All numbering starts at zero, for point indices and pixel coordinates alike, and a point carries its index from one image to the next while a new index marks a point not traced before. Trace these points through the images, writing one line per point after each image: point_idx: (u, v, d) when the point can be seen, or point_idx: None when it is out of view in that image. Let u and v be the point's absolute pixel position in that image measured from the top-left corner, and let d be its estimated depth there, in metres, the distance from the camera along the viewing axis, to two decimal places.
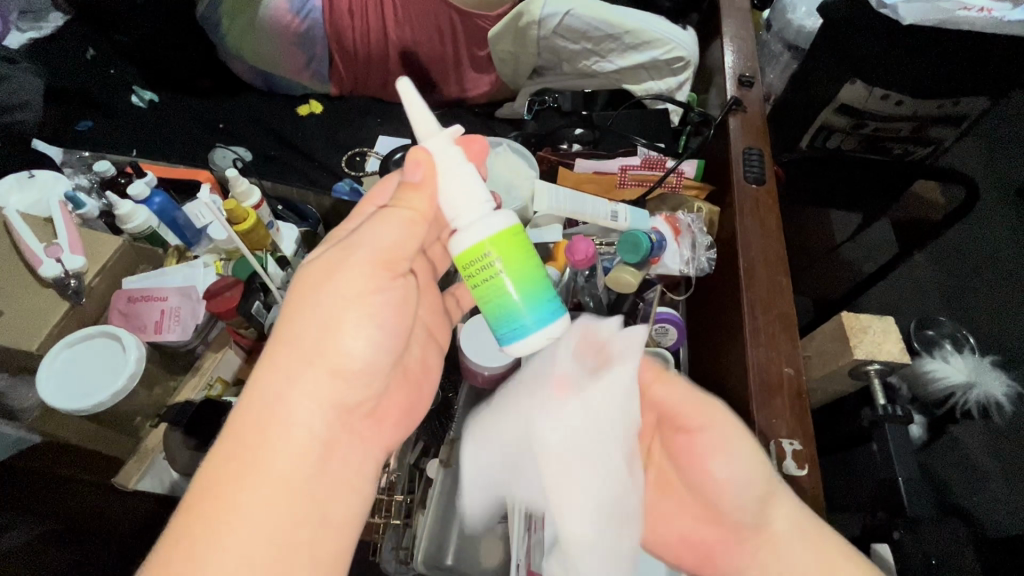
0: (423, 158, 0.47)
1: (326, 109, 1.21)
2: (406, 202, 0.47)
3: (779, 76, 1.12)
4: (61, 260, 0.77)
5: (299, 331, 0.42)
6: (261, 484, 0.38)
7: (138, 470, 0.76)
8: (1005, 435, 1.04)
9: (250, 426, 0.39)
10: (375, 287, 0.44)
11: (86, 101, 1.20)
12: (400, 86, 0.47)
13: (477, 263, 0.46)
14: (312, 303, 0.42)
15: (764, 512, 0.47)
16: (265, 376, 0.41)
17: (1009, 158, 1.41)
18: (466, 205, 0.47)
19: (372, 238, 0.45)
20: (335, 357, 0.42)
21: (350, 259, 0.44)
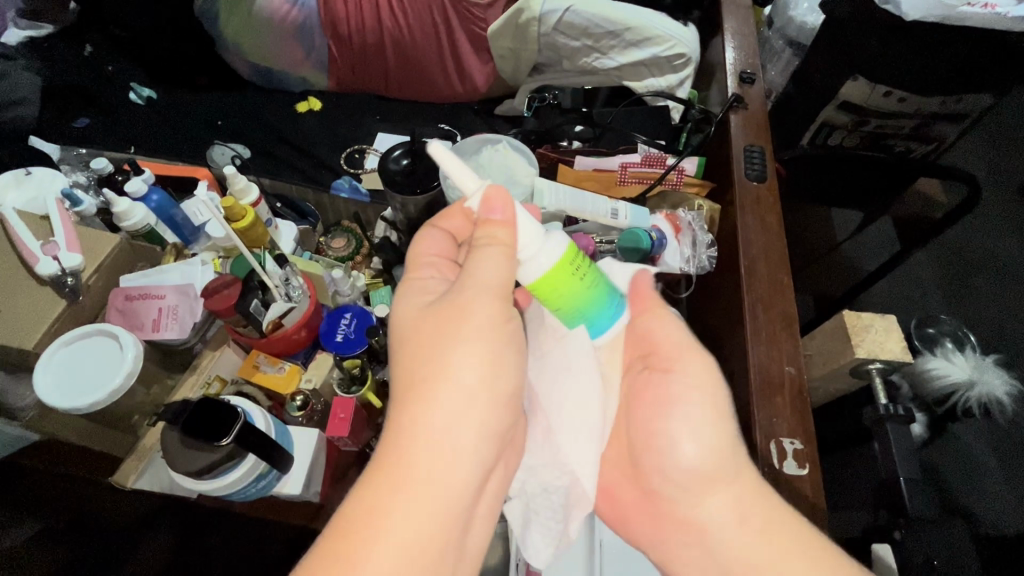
0: (499, 196, 0.45)
1: (325, 106, 1.20)
2: (497, 239, 0.45)
3: (781, 73, 1.12)
4: (58, 257, 0.77)
5: (437, 368, 0.42)
6: (416, 515, 0.38)
7: (136, 470, 0.79)
8: (1005, 434, 1.04)
9: (399, 460, 0.40)
10: (503, 319, 0.44)
11: (84, 97, 1.19)
12: (429, 152, 0.46)
13: (549, 285, 0.46)
14: (448, 342, 0.43)
15: (701, 491, 0.45)
16: (416, 415, 0.41)
17: (1011, 156, 1.40)
18: (532, 235, 0.45)
19: (494, 273, 0.44)
20: (474, 388, 0.42)
21: (478, 296, 0.44)
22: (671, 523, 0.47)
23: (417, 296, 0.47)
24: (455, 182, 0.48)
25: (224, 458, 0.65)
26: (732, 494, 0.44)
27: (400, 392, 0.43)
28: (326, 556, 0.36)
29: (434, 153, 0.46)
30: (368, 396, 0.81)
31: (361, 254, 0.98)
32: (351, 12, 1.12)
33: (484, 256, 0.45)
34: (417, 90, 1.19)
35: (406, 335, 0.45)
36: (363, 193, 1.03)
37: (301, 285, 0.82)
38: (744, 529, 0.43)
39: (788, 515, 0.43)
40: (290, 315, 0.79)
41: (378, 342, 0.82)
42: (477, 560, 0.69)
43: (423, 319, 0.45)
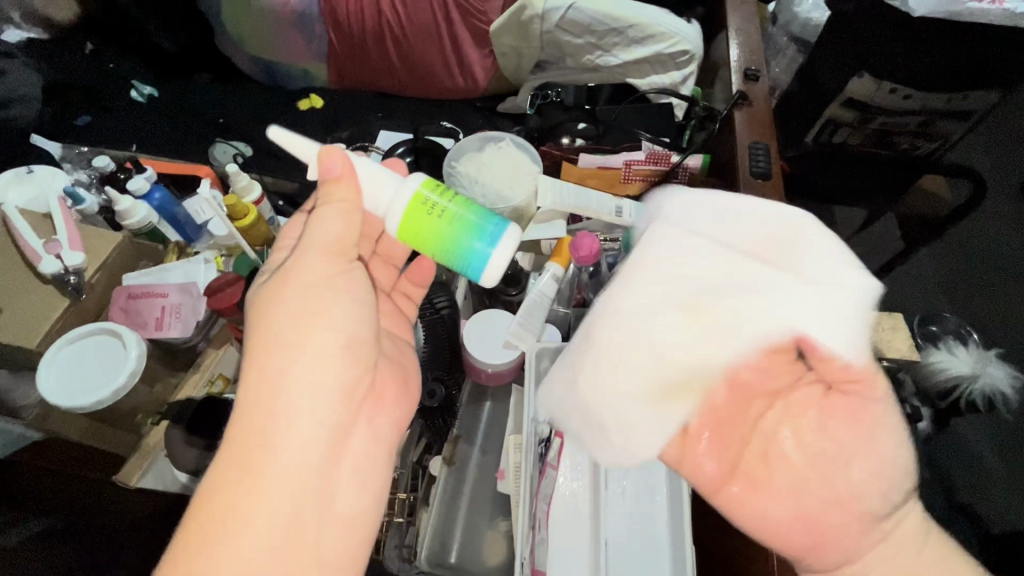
0: (335, 155, 0.50)
1: (327, 103, 1.20)
2: (334, 197, 0.49)
3: (785, 70, 1.11)
4: (61, 256, 0.77)
5: (270, 330, 0.44)
6: (270, 478, 0.39)
7: (139, 468, 0.79)
8: (1010, 430, 1.04)
9: (246, 428, 0.41)
10: (336, 272, 0.47)
11: (85, 96, 1.19)
12: (270, 134, 0.52)
13: (413, 230, 0.51)
14: (279, 305, 0.45)
15: (891, 516, 0.48)
16: (257, 381, 0.42)
17: (1015, 152, 1.39)
18: (380, 189, 0.52)
19: (323, 231, 0.47)
20: (305, 340, 0.43)
21: (306, 254, 0.47)
22: (865, 547, 0.48)
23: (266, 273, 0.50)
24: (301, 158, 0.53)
25: None
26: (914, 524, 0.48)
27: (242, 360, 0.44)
28: (198, 536, 0.37)
29: (273, 134, 0.52)
30: None
31: None
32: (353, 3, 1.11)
33: (320, 217, 0.48)
34: (419, 87, 1.18)
35: (251, 305, 0.47)
36: None
37: None
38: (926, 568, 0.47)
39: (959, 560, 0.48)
40: None
41: None
42: (480, 558, 0.69)
43: (262, 288, 0.47)
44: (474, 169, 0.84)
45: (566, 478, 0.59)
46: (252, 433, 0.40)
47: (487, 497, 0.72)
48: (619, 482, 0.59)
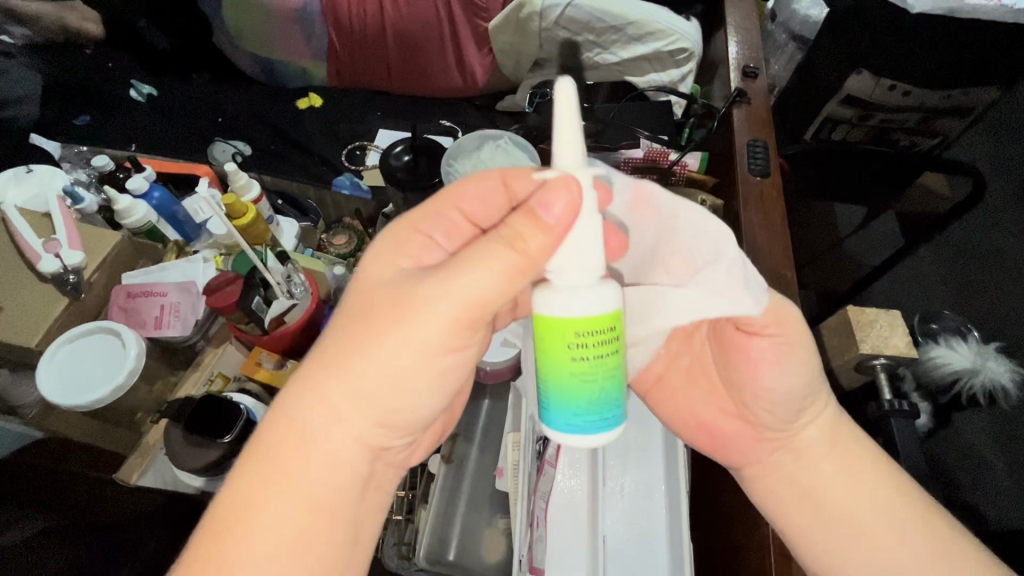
0: (564, 195, 0.37)
1: (326, 102, 1.20)
2: (520, 246, 0.38)
3: (784, 68, 1.10)
4: (60, 255, 0.77)
5: (357, 363, 0.38)
6: (286, 506, 0.36)
7: (139, 466, 0.76)
8: (1009, 425, 1.04)
9: (288, 444, 0.38)
10: (449, 349, 0.39)
11: (85, 95, 1.19)
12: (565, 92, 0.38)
13: (552, 345, 0.39)
14: (380, 343, 0.38)
15: (793, 418, 0.47)
16: (308, 402, 0.38)
17: (1018, 148, 1.39)
18: (581, 263, 0.39)
19: (466, 285, 0.38)
20: (382, 393, 0.38)
21: (432, 309, 0.38)
22: (766, 456, 0.49)
23: (389, 258, 0.42)
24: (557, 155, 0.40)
25: (227, 454, 0.65)
26: (824, 438, 0.48)
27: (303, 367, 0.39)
28: (216, 538, 0.35)
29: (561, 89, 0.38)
30: None
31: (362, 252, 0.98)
32: (353, 1, 1.12)
33: (476, 261, 0.38)
34: (418, 86, 1.18)
35: (357, 301, 0.41)
36: (364, 189, 1.02)
37: (303, 282, 0.82)
38: (847, 487, 0.45)
39: (897, 487, 0.45)
40: (291, 313, 0.79)
41: None
42: (480, 556, 0.69)
43: (378, 298, 0.40)
44: (473, 169, 0.84)
45: (563, 477, 0.59)
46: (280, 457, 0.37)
47: (485, 495, 0.73)
48: (618, 480, 0.59)
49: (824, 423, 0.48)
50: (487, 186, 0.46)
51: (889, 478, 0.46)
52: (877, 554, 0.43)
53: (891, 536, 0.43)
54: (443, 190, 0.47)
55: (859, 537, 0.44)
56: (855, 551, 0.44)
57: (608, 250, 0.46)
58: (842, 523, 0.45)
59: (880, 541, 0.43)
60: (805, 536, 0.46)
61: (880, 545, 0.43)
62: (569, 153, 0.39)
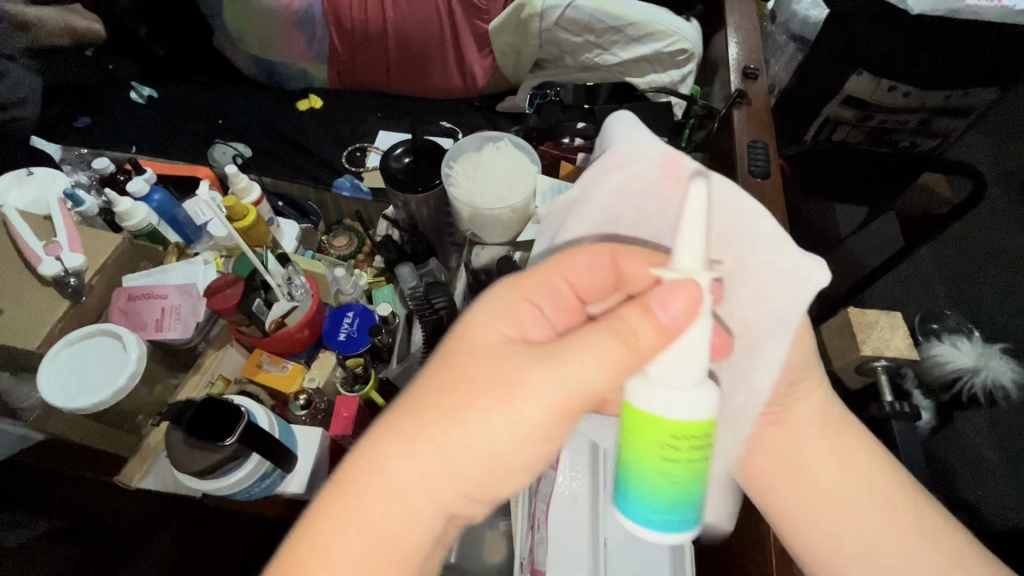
0: (682, 301, 0.36)
1: (326, 104, 1.20)
2: (632, 339, 0.37)
3: (784, 68, 1.10)
4: (60, 259, 0.77)
5: (460, 433, 0.37)
6: (359, 552, 0.35)
7: (140, 468, 0.77)
8: (1010, 425, 1.03)
9: (361, 493, 0.36)
10: (546, 437, 0.38)
11: (86, 98, 1.19)
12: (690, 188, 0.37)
13: (651, 436, 0.36)
14: (484, 418, 0.37)
15: (791, 392, 0.47)
16: (401, 454, 0.37)
17: (1019, 148, 1.39)
18: (682, 364, 0.37)
19: (578, 373, 0.37)
20: (474, 467, 0.37)
21: (536, 391, 0.37)
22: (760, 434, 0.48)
23: (494, 324, 0.42)
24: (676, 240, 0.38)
25: (228, 457, 0.65)
26: (817, 417, 0.47)
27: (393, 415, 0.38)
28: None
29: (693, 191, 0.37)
30: (371, 394, 0.81)
31: (362, 252, 0.98)
32: (353, 3, 1.12)
33: (591, 346, 0.38)
34: (418, 87, 1.18)
35: (459, 364, 0.40)
36: (364, 191, 1.02)
37: (304, 284, 0.82)
38: (839, 468, 0.45)
39: (887, 471, 0.45)
40: (292, 314, 0.79)
41: (380, 340, 0.82)
42: (482, 558, 0.69)
43: (487, 369, 0.39)
44: (472, 171, 0.84)
45: (565, 479, 0.60)
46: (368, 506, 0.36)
47: None
48: None
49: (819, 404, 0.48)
50: (596, 259, 0.46)
51: (880, 466, 0.46)
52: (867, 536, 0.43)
53: (879, 518, 0.44)
54: (547, 261, 0.47)
55: (848, 516, 0.44)
56: (842, 528, 0.44)
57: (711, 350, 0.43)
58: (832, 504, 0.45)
59: (864, 519, 0.44)
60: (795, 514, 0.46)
61: (866, 523, 0.44)
62: (692, 244, 0.37)
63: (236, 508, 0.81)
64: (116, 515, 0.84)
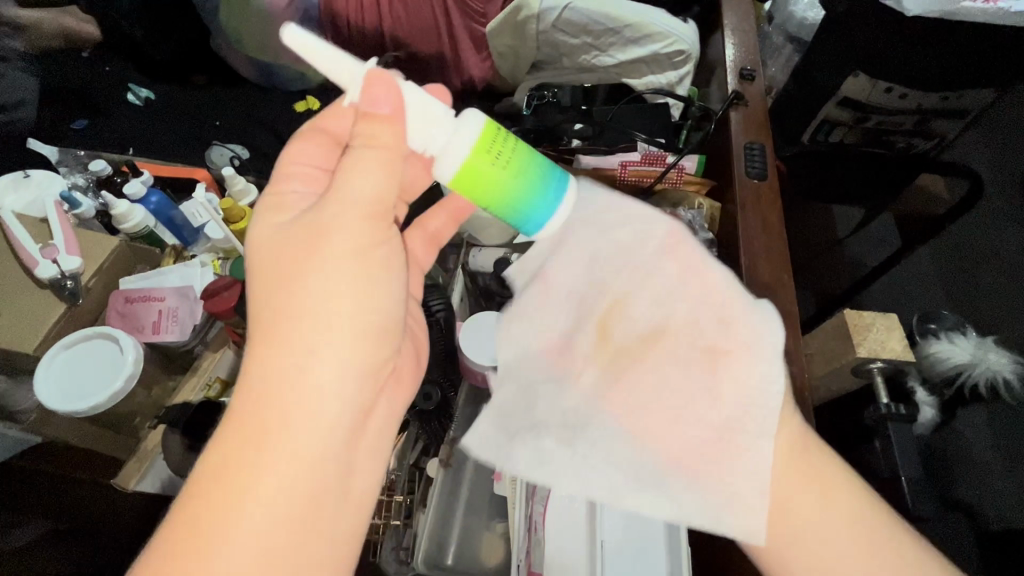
0: (383, 85, 0.43)
1: (324, 105, 1.20)
2: (377, 142, 0.43)
3: (781, 70, 1.10)
4: (57, 260, 0.77)
5: (291, 327, 0.41)
6: (281, 449, 0.38)
7: (138, 471, 0.75)
8: (1006, 423, 1.04)
9: (256, 426, 0.38)
10: (375, 241, 0.43)
11: (82, 99, 1.19)
12: (285, 39, 0.44)
13: (471, 178, 0.45)
14: (305, 302, 0.41)
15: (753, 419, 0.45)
16: (267, 356, 0.41)
17: (1016, 149, 1.39)
18: (433, 129, 0.45)
19: (349, 217, 0.43)
20: (324, 345, 0.41)
21: (341, 216, 0.43)
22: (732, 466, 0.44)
23: (268, 222, 0.46)
24: (339, 85, 0.46)
25: None
26: (784, 446, 0.46)
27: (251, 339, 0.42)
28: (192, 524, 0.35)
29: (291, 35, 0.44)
30: None
31: None
32: (350, 5, 1.12)
33: (359, 171, 0.43)
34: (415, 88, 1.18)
35: (260, 280, 0.44)
36: None
37: None
38: (804, 492, 0.45)
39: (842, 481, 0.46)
40: None
41: None
42: (479, 560, 0.70)
43: (280, 269, 0.43)
44: None
45: None
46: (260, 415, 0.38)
47: (484, 499, 0.73)
48: None
49: (785, 430, 0.46)
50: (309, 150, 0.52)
51: (842, 489, 0.45)
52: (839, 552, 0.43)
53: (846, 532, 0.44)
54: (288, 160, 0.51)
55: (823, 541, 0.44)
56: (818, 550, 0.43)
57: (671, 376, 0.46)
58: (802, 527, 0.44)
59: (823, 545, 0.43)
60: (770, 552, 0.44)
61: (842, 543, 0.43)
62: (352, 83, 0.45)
63: None
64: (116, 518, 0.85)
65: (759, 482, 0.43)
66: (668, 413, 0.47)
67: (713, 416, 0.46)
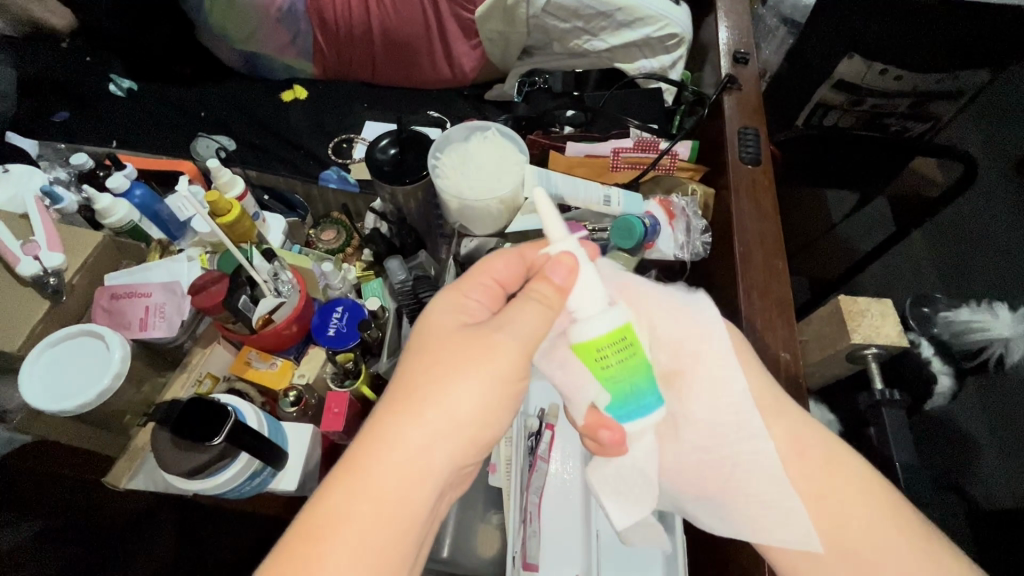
0: (563, 267, 0.47)
1: (311, 94, 1.17)
2: (547, 297, 0.47)
3: (775, 53, 1.08)
4: (39, 257, 0.75)
5: (430, 409, 0.45)
6: (379, 518, 0.42)
7: (129, 469, 0.75)
8: (1007, 407, 1.03)
9: (364, 488, 0.42)
10: (520, 372, 0.47)
11: (62, 91, 1.17)
12: (535, 196, 0.46)
13: (594, 358, 0.47)
14: (451, 409, 0.45)
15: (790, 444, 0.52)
16: (393, 425, 0.45)
17: (1009, 131, 1.39)
18: (590, 299, 0.47)
19: (513, 334, 0.47)
20: (444, 441, 0.45)
21: (502, 343, 0.46)
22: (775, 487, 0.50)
23: (441, 312, 0.50)
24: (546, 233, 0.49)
25: (218, 456, 0.64)
26: (816, 458, 0.51)
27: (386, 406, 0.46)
28: (294, 539, 0.41)
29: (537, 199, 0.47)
30: (362, 390, 0.80)
31: (351, 246, 0.96)
32: None
33: (522, 313, 0.47)
34: (405, 75, 1.15)
35: (419, 353, 0.48)
36: (351, 183, 1.01)
37: (291, 279, 0.80)
38: (805, 473, 0.50)
39: (843, 457, 0.51)
40: (279, 310, 0.77)
41: (371, 335, 0.81)
42: (474, 551, 0.70)
43: (444, 351, 0.48)
44: (461, 163, 0.82)
45: (558, 465, 0.65)
46: (369, 477, 0.43)
47: (479, 493, 0.72)
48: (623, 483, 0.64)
49: (786, 430, 0.52)
50: (508, 258, 0.54)
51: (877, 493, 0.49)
52: (852, 520, 0.48)
53: (860, 514, 0.48)
54: (480, 261, 0.54)
55: (858, 542, 0.47)
56: (833, 532, 0.48)
57: (716, 426, 0.54)
58: (819, 503, 0.49)
59: (882, 543, 0.47)
60: (792, 558, 0.49)
61: (853, 511, 0.48)
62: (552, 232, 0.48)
63: (228, 505, 0.81)
64: (112, 512, 0.86)
65: (763, 482, 0.51)
66: (716, 463, 0.53)
67: (707, 441, 0.54)
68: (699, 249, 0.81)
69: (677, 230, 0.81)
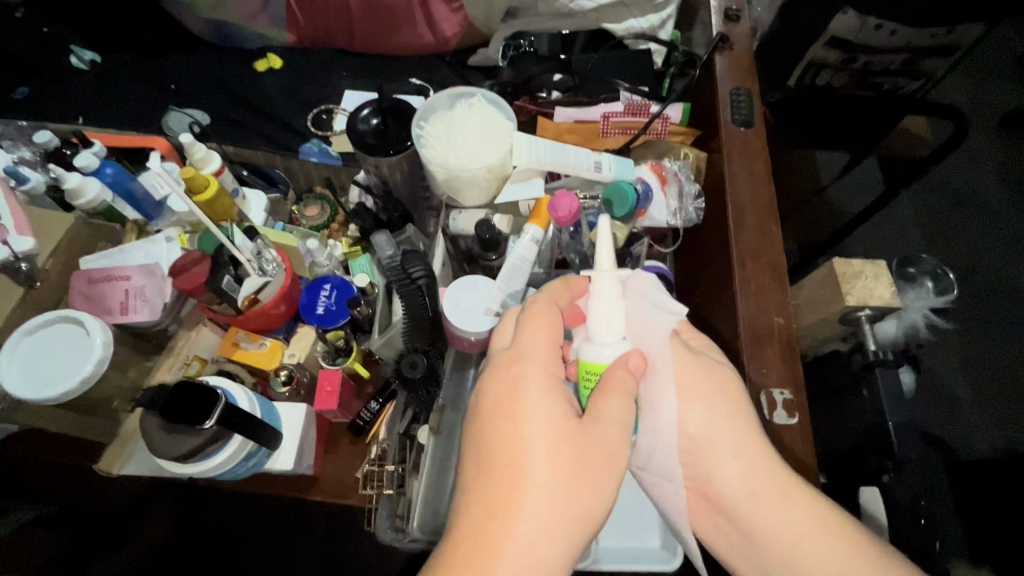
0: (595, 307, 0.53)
1: (286, 64, 1.12)
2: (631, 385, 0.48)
3: (767, 10, 0.99)
4: (8, 241, 0.73)
5: (544, 513, 0.42)
6: None
7: (120, 455, 0.73)
8: (987, 363, 1.07)
9: None
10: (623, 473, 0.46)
11: (21, 65, 1.10)
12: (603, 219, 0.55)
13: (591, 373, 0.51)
14: (569, 514, 0.43)
15: (746, 482, 0.49)
16: (506, 526, 0.42)
17: (1000, 86, 1.37)
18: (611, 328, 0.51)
19: (615, 434, 0.45)
20: (549, 545, 0.42)
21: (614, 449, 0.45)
22: (737, 514, 0.50)
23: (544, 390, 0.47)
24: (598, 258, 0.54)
25: (210, 437, 0.63)
26: (779, 490, 0.49)
27: (494, 498, 0.43)
28: None
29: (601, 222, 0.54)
30: (355, 367, 0.80)
31: (337, 222, 0.94)
32: None
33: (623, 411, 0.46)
34: (383, 41, 1.10)
35: (523, 439, 0.44)
36: (334, 157, 0.98)
37: (275, 257, 0.78)
38: (759, 513, 0.49)
39: (804, 489, 0.49)
40: (265, 289, 0.75)
41: (360, 313, 0.78)
42: None
43: (546, 447, 0.44)
44: (446, 131, 0.79)
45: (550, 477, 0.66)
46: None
47: None
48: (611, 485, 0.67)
49: (757, 460, 0.50)
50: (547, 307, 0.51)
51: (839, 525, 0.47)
52: (807, 560, 0.47)
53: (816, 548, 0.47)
54: (537, 307, 0.51)
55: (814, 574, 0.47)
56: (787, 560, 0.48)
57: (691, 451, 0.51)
58: (773, 548, 0.48)
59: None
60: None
61: (810, 554, 0.47)
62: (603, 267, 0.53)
63: (226, 486, 0.81)
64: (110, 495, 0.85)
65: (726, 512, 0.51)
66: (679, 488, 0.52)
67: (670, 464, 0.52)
68: (692, 215, 0.80)
69: (670, 198, 0.79)
